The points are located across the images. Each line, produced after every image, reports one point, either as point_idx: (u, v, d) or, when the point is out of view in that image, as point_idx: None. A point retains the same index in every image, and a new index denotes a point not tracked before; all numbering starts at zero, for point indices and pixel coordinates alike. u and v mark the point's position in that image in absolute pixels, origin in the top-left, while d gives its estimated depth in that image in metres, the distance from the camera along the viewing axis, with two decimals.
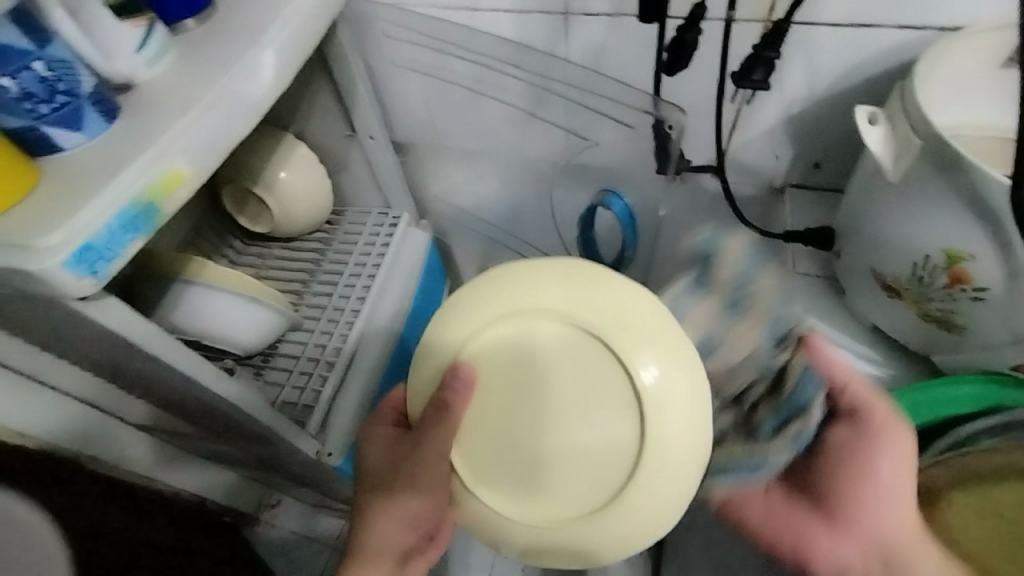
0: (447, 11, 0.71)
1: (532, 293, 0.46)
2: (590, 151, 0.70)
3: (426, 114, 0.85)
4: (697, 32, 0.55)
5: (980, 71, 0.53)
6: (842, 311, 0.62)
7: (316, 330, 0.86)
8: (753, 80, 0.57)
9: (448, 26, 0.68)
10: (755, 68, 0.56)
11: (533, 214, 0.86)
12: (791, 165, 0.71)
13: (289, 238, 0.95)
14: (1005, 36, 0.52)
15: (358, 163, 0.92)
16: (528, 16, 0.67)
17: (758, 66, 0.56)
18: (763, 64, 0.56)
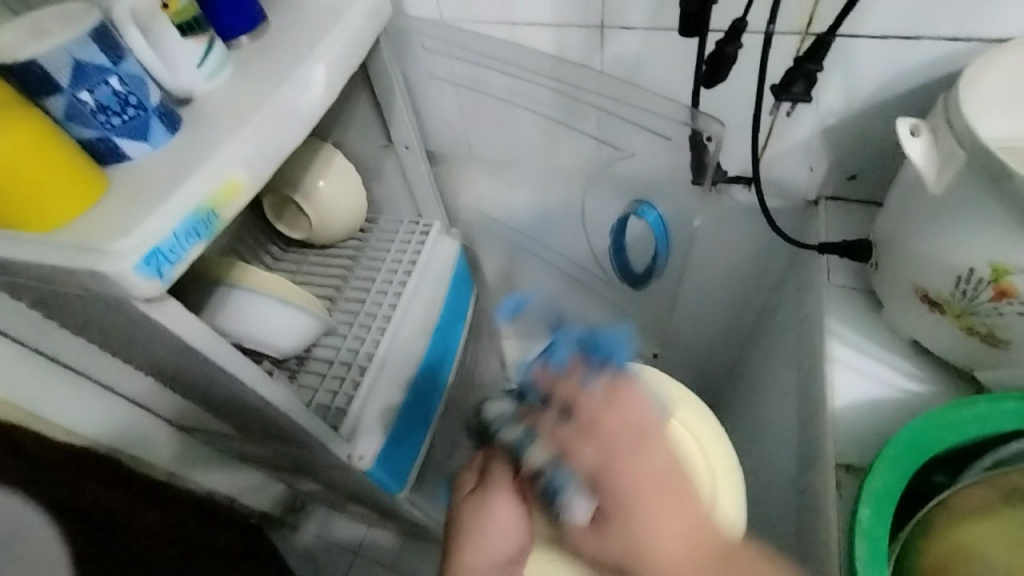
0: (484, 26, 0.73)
1: None
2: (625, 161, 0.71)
3: (461, 126, 0.87)
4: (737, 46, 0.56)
5: None
6: (880, 325, 0.61)
7: (349, 335, 0.89)
8: (792, 93, 0.59)
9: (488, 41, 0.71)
10: (795, 82, 0.58)
11: (562, 223, 0.88)
12: (825, 177, 0.70)
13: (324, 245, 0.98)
14: None
15: (392, 173, 0.95)
16: (565, 30, 0.69)
17: (798, 79, 0.57)
18: (803, 77, 0.57)
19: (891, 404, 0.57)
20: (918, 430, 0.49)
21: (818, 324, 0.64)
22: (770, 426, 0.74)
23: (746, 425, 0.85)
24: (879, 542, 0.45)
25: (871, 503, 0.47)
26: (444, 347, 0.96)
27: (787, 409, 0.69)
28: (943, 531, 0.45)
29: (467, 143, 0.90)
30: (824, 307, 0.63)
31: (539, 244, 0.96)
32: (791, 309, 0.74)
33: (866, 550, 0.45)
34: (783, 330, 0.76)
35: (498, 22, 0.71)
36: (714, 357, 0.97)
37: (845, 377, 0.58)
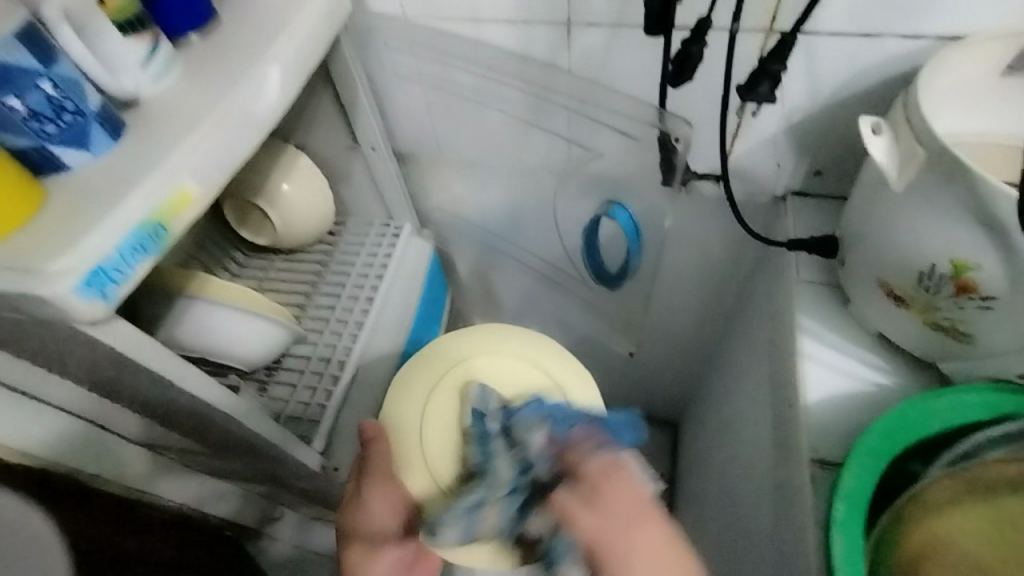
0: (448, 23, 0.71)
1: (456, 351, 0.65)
2: (599, 161, 0.70)
3: (429, 125, 0.85)
4: (703, 45, 0.55)
5: (979, 81, 0.54)
6: (848, 319, 0.62)
7: (320, 343, 0.86)
8: (757, 93, 0.58)
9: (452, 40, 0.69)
10: (760, 82, 0.58)
11: (535, 222, 0.87)
12: (792, 173, 0.71)
13: (290, 250, 0.95)
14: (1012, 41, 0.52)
15: (360, 174, 0.92)
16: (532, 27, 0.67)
17: (763, 79, 0.57)
18: (767, 78, 0.57)
19: (859, 397, 0.58)
20: (884, 422, 0.50)
21: (788, 319, 0.64)
22: (743, 420, 0.75)
23: (721, 417, 0.86)
24: (853, 539, 0.46)
25: (848, 500, 0.48)
26: (418, 350, 0.95)
27: (760, 403, 0.70)
28: (915, 526, 0.46)
29: (436, 143, 0.87)
30: (793, 303, 0.64)
31: (513, 243, 0.95)
32: (761, 303, 0.75)
33: (843, 546, 0.46)
34: (754, 324, 0.77)
35: (463, 20, 0.69)
36: (689, 351, 0.98)
37: (816, 372, 0.59)
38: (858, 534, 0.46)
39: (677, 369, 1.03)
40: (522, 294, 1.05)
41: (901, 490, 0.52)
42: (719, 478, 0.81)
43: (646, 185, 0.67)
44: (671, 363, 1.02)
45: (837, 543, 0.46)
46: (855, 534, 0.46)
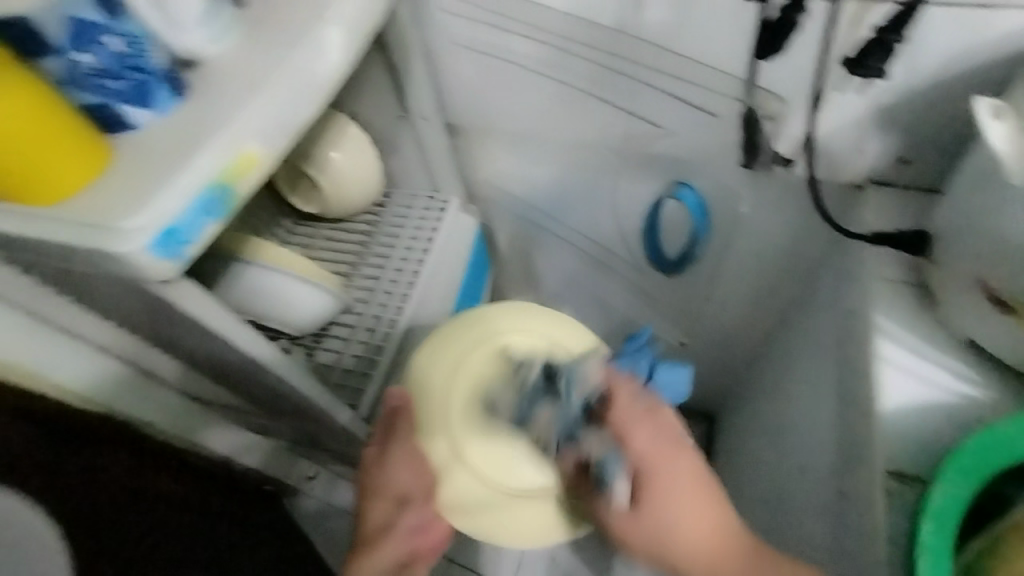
0: None
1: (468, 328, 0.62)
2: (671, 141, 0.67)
3: (482, 97, 0.82)
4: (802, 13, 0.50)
5: None
6: (933, 323, 0.57)
7: (366, 313, 0.86)
8: (868, 67, 0.51)
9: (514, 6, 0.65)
10: (874, 54, 0.51)
11: (586, 201, 0.84)
12: (879, 160, 0.65)
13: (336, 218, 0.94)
14: None
15: (409, 145, 0.91)
16: None
17: (878, 51, 0.50)
18: (884, 49, 0.50)
19: (942, 408, 0.53)
20: (979, 439, 0.45)
21: (862, 318, 0.59)
22: (797, 421, 0.71)
23: (768, 417, 0.82)
24: (941, 562, 0.43)
25: (935, 524, 0.44)
26: None
27: (820, 406, 0.66)
28: None
29: (488, 116, 0.84)
30: (872, 301, 0.58)
31: (559, 224, 0.92)
32: (827, 299, 0.70)
33: (928, 569, 0.43)
34: (816, 320, 0.72)
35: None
36: (736, 345, 0.93)
37: (896, 380, 0.54)
38: (945, 557, 0.43)
39: (720, 363, 0.98)
40: (565, 277, 1.02)
41: (989, 513, 0.48)
42: (763, 479, 0.78)
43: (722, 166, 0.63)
44: (715, 357, 0.98)
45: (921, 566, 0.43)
46: (941, 557, 0.43)
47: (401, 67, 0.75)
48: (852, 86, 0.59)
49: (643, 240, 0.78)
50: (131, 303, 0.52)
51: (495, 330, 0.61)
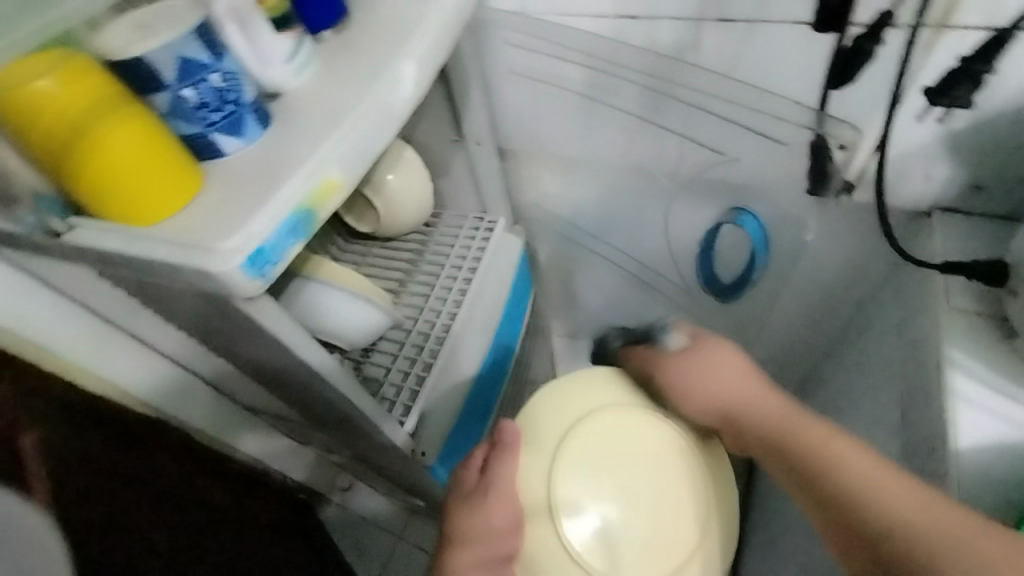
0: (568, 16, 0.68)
1: (593, 390, 0.61)
2: (729, 166, 0.67)
3: (534, 122, 0.84)
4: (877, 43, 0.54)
5: None
6: (1009, 355, 0.54)
7: (413, 330, 0.88)
8: (953, 95, 0.55)
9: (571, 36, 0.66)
10: (957, 85, 0.55)
11: (633, 222, 0.85)
12: (945, 187, 0.63)
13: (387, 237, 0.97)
14: None
15: (460, 167, 0.94)
16: (658, 23, 0.63)
17: (963, 81, 0.54)
18: (966, 81, 0.54)
19: (1023, 447, 0.50)
20: None
21: (932, 349, 0.57)
22: None
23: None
24: None
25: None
26: (505, 344, 0.95)
27: (883, 439, 0.63)
28: None
29: (539, 140, 0.87)
30: (942, 332, 0.56)
31: (605, 246, 0.93)
32: (888, 327, 0.68)
33: None
34: (874, 349, 0.70)
35: (584, 15, 0.66)
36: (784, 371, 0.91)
37: (970, 416, 0.52)
38: None
39: None
40: (608, 297, 1.02)
41: None
42: None
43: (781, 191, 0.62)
44: None
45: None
46: None
47: (458, 93, 0.78)
48: (925, 113, 0.58)
49: (697, 265, 0.79)
50: (208, 317, 0.56)
51: (591, 405, 0.60)
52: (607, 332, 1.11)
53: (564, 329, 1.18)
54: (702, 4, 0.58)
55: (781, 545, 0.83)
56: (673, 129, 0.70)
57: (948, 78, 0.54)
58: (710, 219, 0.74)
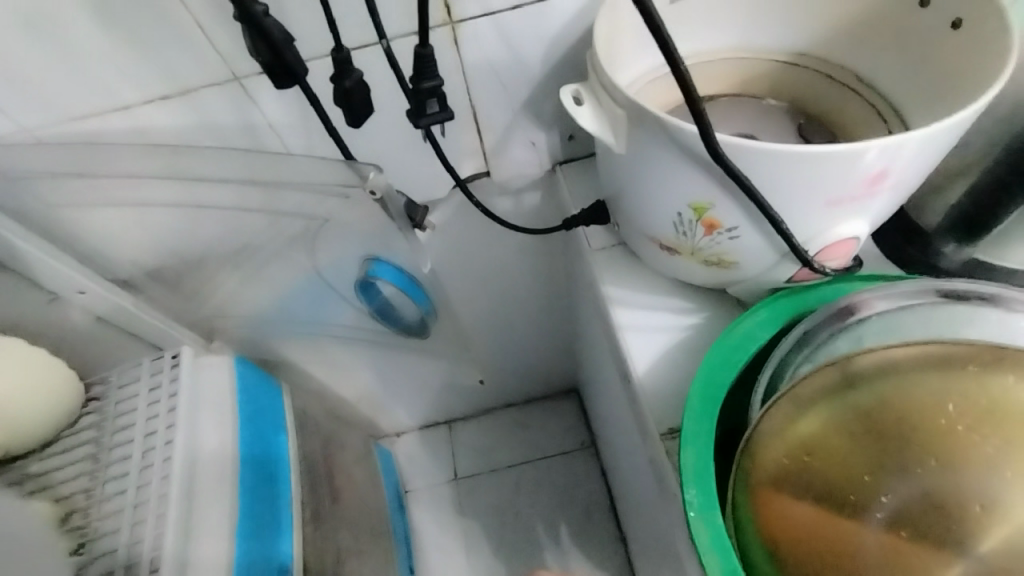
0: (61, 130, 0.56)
1: None
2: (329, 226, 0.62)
3: (142, 241, 0.69)
4: (352, 76, 0.49)
5: None
6: (650, 272, 0.59)
7: (122, 542, 0.67)
8: (431, 113, 0.52)
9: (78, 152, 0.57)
10: (428, 101, 0.51)
11: (317, 297, 0.75)
12: (546, 147, 0.67)
13: (45, 444, 0.76)
14: None
15: (86, 322, 0.76)
16: (158, 106, 0.55)
17: (428, 99, 0.51)
18: (431, 96, 0.51)
19: (682, 348, 0.55)
20: (696, 380, 0.45)
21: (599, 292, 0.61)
22: (617, 393, 0.73)
23: (604, 386, 0.84)
24: (714, 518, 0.39)
25: (697, 501, 0.40)
26: (274, 465, 0.77)
27: (618, 372, 0.67)
28: (749, 476, 0.38)
29: (169, 257, 0.72)
30: (598, 276, 0.60)
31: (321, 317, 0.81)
32: (583, 276, 0.72)
33: (707, 532, 0.39)
34: (587, 297, 0.74)
35: (79, 118, 0.55)
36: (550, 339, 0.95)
37: (639, 341, 0.56)
38: (716, 511, 0.40)
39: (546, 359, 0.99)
40: (365, 360, 0.92)
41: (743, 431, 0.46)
42: (625, 452, 0.79)
43: (389, 236, 0.61)
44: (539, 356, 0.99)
45: (713, 561, 0.38)
46: (715, 512, 0.40)
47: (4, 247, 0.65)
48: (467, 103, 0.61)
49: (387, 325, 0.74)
50: None
51: None
52: (395, 379, 1.02)
53: (353, 399, 1.05)
54: (186, 76, 0.53)
55: (627, 487, 0.87)
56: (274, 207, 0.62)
57: (413, 100, 0.51)
58: (359, 273, 0.67)
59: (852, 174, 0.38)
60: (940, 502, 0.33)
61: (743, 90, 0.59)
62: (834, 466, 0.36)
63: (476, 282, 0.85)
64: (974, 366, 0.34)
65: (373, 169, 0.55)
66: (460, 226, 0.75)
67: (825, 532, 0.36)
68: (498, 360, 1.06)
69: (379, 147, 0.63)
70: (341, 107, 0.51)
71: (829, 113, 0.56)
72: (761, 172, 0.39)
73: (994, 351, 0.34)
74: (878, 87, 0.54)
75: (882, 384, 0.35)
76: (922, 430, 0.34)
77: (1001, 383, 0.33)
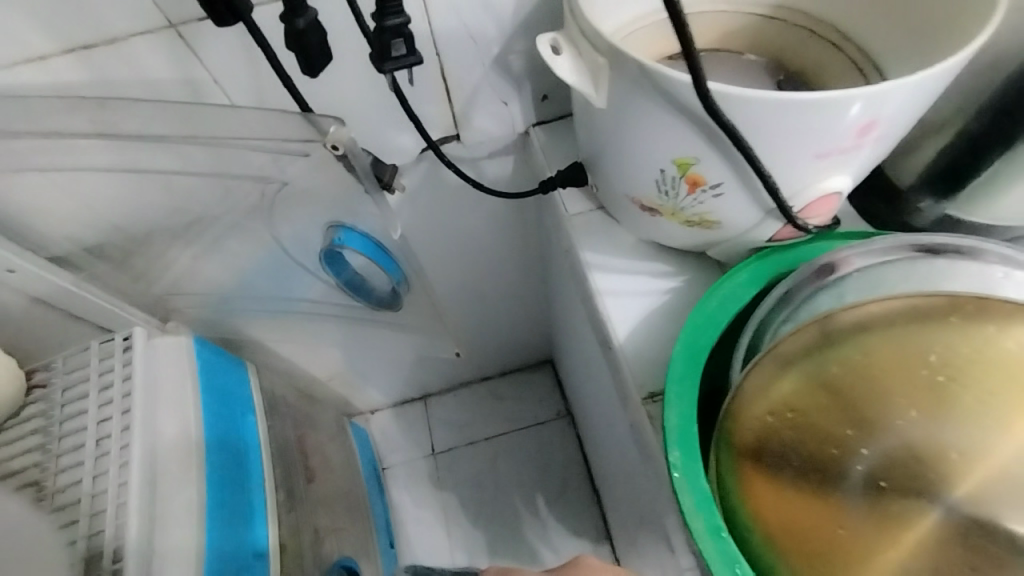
0: None
1: None
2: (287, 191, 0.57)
3: (80, 213, 0.63)
4: (308, 13, 0.44)
5: None
6: (629, 237, 0.58)
7: (79, 535, 0.62)
8: (397, 56, 0.48)
9: None
10: (393, 43, 0.47)
11: (281, 271, 0.71)
12: (519, 108, 0.63)
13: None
14: None
15: (22, 303, 0.69)
16: (84, 57, 0.49)
17: (394, 40, 0.47)
18: (396, 36, 0.47)
19: (663, 313, 0.54)
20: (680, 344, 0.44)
21: (577, 259, 0.59)
22: (596, 363, 0.72)
23: (582, 357, 0.83)
24: (697, 480, 0.39)
25: (682, 463, 0.40)
26: (242, 449, 0.73)
27: (596, 341, 0.66)
28: (733, 436, 0.38)
29: (112, 231, 0.66)
30: (576, 241, 0.58)
31: (285, 293, 0.76)
32: (560, 245, 0.69)
33: (691, 493, 0.38)
34: (564, 266, 0.72)
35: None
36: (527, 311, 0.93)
37: (616, 305, 0.55)
38: (701, 472, 0.39)
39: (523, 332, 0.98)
40: (336, 337, 0.88)
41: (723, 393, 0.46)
42: (604, 421, 0.79)
43: (354, 203, 0.57)
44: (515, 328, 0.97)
45: (696, 521, 0.38)
46: (698, 474, 0.39)
47: None
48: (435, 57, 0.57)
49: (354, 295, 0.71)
50: None
51: None
52: (365, 356, 0.99)
53: (322, 378, 1.01)
54: (114, 21, 0.47)
55: (606, 456, 0.87)
56: (222, 171, 0.57)
57: (377, 41, 0.47)
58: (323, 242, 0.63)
59: (836, 126, 0.37)
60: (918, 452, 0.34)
61: (722, 46, 0.57)
62: (819, 423, 0.36)
63: (449, 253, 0.82)
64: (954, 317, 0.34)
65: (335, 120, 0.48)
66: (431, 193, 0.72)
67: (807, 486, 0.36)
68: (472, 333, 1.04)
69: (340, 107, 0.58)
70: (295, 53, 0.47)
71: (807, 67, 0.55)
72: (748, 121, 0.37)
73: (974, 302, 0.34)
74: (854, 38, 0.52)
75: (865, 339, 0.35)
76: (905, 383, 0.34)
77: (981, 334, 0.34)
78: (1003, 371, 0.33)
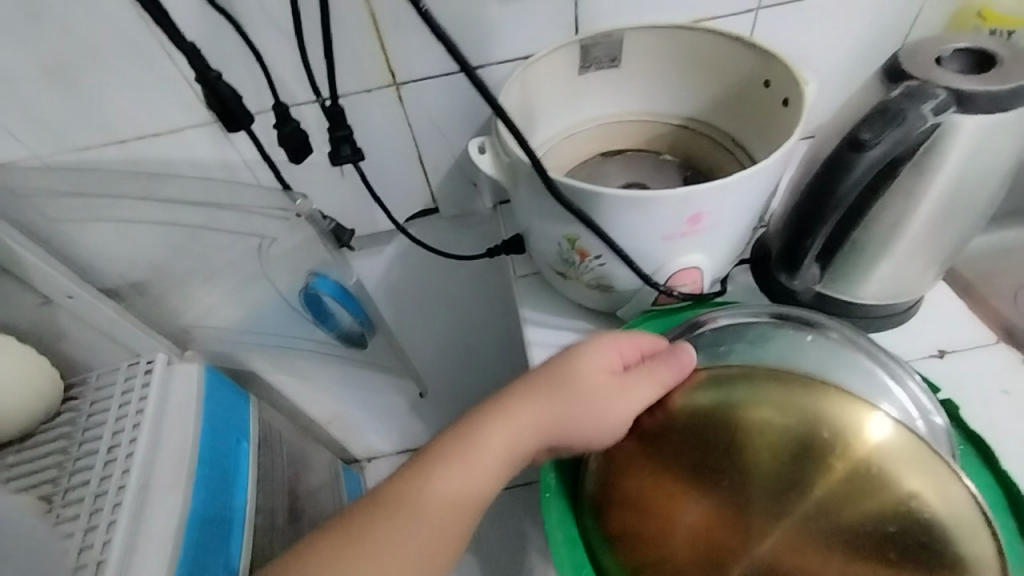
0: (71, 158, 0.68)
1: None
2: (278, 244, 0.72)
3: (134, 255, 0.79)
4: (290, 124, 0.62)
5: (563, 86, 0.62)
6: (562, 298, 0.68)
7: (79, 524, 0.70)
8: (344, 155, 0.64)
9: (81, 177, 0.68)
10: (342, 145, 0.63)
11: (282, 311, 0.84)
12: (487, 189, 0.77)
13: (23, 434, 0.82)
14: (573, 46, 0.59)
15: (73, 326, 0.84)
16: (150, 142, 0.67)
17: (342, 144, 0.63)
18: (344, 142, 0.63)
19: None
20: None
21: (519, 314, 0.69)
22: None
23: None
24: (563, 501, 0.52)
25: (555, 487, 0.53)
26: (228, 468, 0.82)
27: None
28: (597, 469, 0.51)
29: (155, 271, 0.81)
30: (519, 298, 0.69)
31: (287, 332, 0.89)
32: None
33: (557, 512, 0.52)
34: None
35: (84, 147, 0.66)
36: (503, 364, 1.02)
37: (544, 354, 0.64)
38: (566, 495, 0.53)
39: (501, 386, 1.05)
40: (329, 375, 0.99)
41: None
42: None
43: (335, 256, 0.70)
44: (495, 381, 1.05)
45: (557, 530, 0.51)
46: (564, 496, 0.53)
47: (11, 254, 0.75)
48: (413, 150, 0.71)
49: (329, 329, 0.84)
50: None
51: None
52: (357, 396, 1.08)
53: (317, 415, 1.11)
54: (175, 118, 0.65)
55: None
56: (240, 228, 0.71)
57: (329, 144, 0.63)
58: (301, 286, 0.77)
59: (679, 214, 0.48)
60: (738, 488, 0.45)
61: (648, 145, 0.68)
62: (669, 465, 0.47)
63: (432, 307, 0.94)
64: (761, 382, 0.48)
65: (299, 196, 0.65)
66: (413, 254, 0.85)
67: (653, 522, 0.47)
68: (457, 385, 1.12)
69: (338, 183, 0.74)
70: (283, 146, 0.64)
71: (711, 168, 0.65)
72: (613, 209, 0.48)
73: (771, 372, 0.49)
74: (747, 148, 0.62)
75: (699, 396, 0.49)
76: (723, 429, 0.47)
77: (784, 392, 0.47)
78: (804, 423, 0.46)
